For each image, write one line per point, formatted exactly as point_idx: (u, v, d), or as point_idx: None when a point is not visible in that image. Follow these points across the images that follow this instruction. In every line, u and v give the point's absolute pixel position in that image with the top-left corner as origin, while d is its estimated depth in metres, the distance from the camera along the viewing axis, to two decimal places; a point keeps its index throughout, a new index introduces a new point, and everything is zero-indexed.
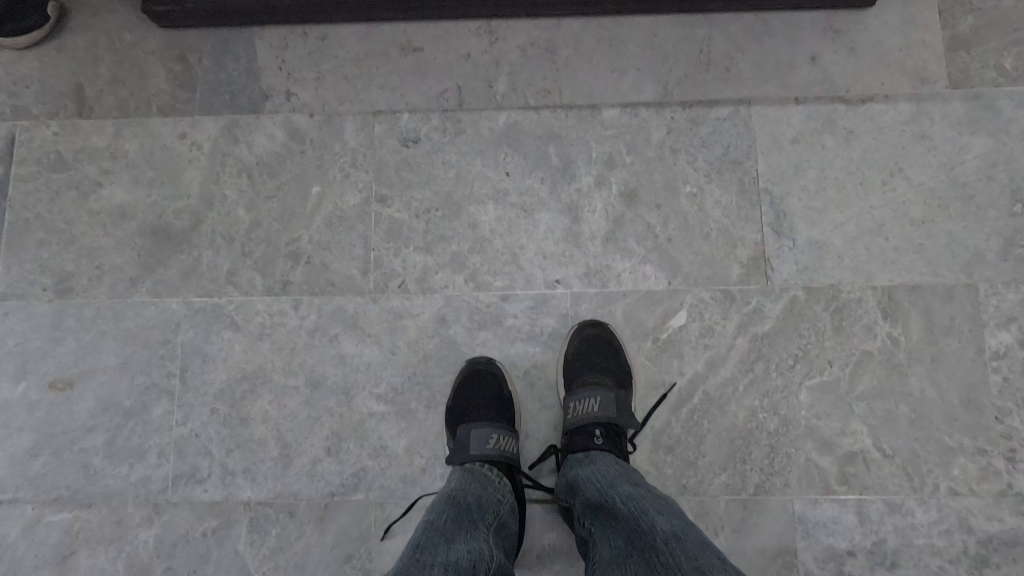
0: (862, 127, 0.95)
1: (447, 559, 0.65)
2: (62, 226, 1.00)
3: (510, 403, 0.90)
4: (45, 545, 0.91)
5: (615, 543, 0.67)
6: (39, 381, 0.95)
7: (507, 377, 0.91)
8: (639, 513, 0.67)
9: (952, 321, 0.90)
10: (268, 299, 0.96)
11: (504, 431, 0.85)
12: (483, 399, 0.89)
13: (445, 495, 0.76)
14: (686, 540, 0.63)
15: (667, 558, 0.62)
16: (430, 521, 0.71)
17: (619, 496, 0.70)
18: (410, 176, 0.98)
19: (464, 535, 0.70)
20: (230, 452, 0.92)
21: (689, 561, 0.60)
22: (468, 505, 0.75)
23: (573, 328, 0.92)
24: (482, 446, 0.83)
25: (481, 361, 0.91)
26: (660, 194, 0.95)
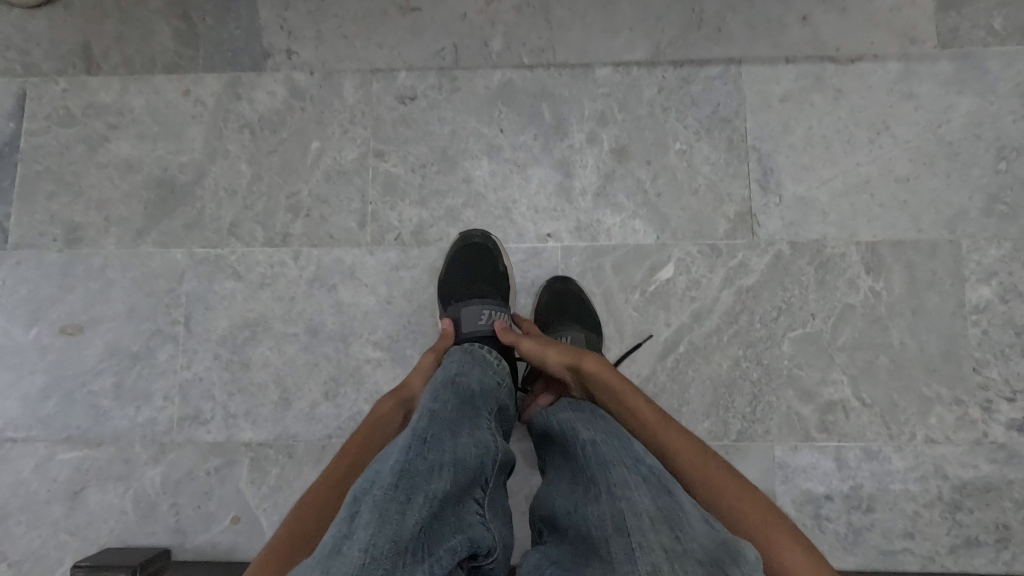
0: (851, 86, 0.97)
1: (455, 458, 0.55)
2: (71, 178, 1.03)
3: (504, 278, 0.93)
4: (57, 482, 0.96)
5: (557, 459, 0.64)
6: (50, 327, 1.00)
7: (501, 253, 0.94)
8: (567, 425, 0.64)
9: (933, 275, 0.92)
10: (269, 250, 0.99)
11: (496, 308, 0.89)
12: (479, 270, 0.92)
13: (445, 380, 0.66)
14: (603, 444, 0.58)
15: (582, 464, 0.58)
16: (432, 411, 0.60)
17: (558, 416, 0.67)
18: (407, 132, 1.01)
19: (469, 424, 0.61)
20: (232, 396, 0.96)
21: (596, 461, 0.57)
22: (470, 392, 0.65)
23: (544, 282, 0.95)
24: (474, 323, 0.87)
25: (477, 235, 0.94)
26: (650, 150, 0.98)
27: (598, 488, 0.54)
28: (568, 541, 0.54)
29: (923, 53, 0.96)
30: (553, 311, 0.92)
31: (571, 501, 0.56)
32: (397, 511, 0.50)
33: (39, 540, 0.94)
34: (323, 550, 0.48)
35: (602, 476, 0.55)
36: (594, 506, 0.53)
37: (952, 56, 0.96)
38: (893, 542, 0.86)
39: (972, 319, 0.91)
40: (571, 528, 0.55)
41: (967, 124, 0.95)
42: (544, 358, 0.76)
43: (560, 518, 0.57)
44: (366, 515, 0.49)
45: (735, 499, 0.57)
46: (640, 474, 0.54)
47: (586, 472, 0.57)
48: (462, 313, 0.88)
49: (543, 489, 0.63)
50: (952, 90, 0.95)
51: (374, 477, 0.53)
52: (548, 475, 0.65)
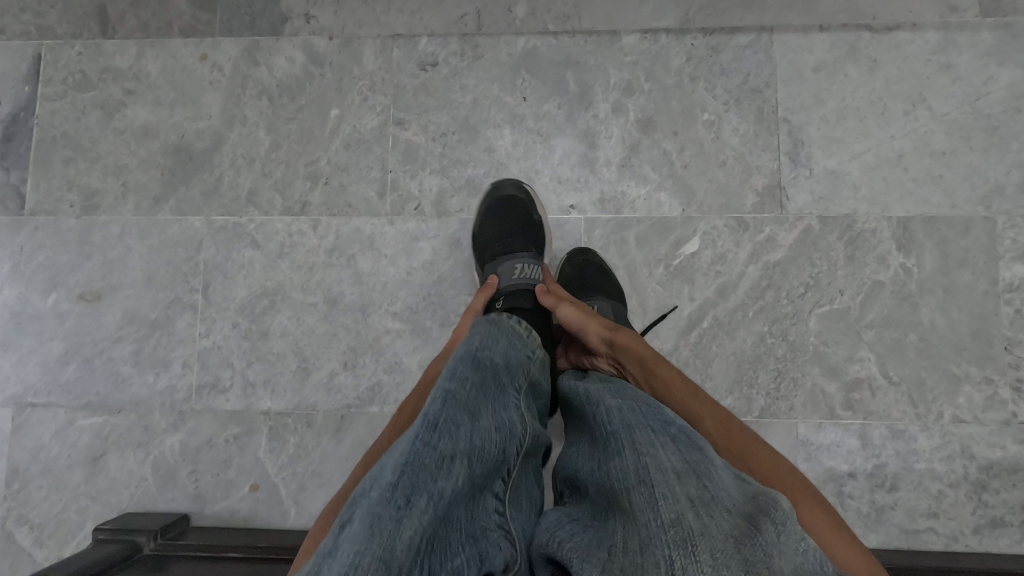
0: (886, 56, 0.93)
1: (469, 446, 0.52)
2: (88, 144, 1.02)
3: (538, 227, 0.92)
4: (77, 447, 0.96)
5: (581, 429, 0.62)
6: (68, 293, 0.99)
7: (532, 202, 0.93)
8: (591, 394, 0.61)
9: (967, 252, 0.89)
10: (287, 219, 0.98)
11: (529, 260, 0.88)
12: (509, 220, 0.91)
13: (465, 353, 0.61)
14: (625, 409, 0.56)
15: (605, 431, 0.55)
16: (447, 392, 0.54)
17: (585, 387, 0.64)
18: (428, 100, 0.99)
19: (490, 404, 0.57)
20: (251, 364, 0.96)
21: (618, 424, 0.54)
22: (493, 367, 0.61)
23: (566, 253, 0.94)
24: (511, 276, 0.87)
25: (507, 184, 0.93)
26: (677, 121, 0.95)
27: (619, 444, 0.52)
28: (594, 506, 0.53)
29: (963, 23, 0.93)
30: (580, 286, 0.90)
31: (594, 461, 0.55)
32: (391, 518, 0.45)
33: (60, 505, 0.95)
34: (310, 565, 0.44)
35: (625, 438, 0.52)
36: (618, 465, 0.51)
37: (994, 26, 0.92)
38: (916, 521, 0.85)
39: (1005, 297, 0.89)
40: (597, 490, 0.53)
41: (1007, 97, 0.92)
42: (579, 325, 0.75)
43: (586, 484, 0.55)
44: (357, 524, 0.45)
45: (758, 463, 0.57)
46: (665, 430, 0.52)
47: (608, 433, 0.54)
48: (499, 267, 0.88)
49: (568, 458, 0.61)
50: (992, 62, 0.92)
51: (378, 472, 0.49)
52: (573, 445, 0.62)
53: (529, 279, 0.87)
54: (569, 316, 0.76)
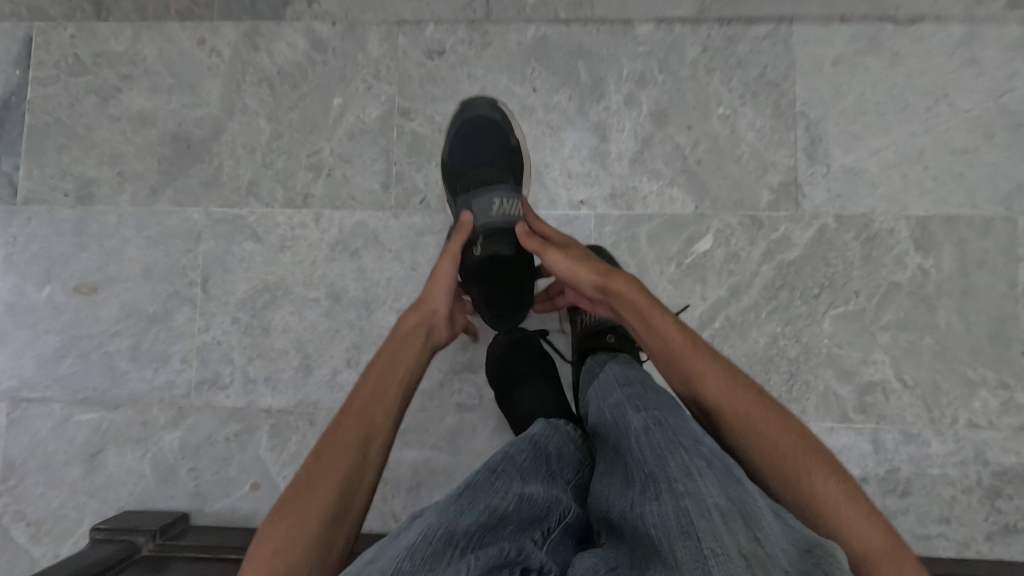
0: (909, 49, 0.90)
1: (522, 491, 0.54)
2: (83, 131, 0.99)
3: (515, 154, 0.87)
4: (75, 443, 0.94)
5: (609, 453, 0.59)
6: (64, 285, 0.97)
7: (507, 125, 0.89)
8: (618, 416, 0.59)
9: (986, 253, 0.87)
10: (289, 212, 0.96)
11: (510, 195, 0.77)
12: (487, 149, 0.86)
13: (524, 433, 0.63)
14: (655, 433, 0.54)
15: (636, 460, 0.53)
16: (507, 452, 0.59)
17: (610, 409, 0.61)
18: (434, 90, 0.96)
19: (544, 479, 0.58)
20: (252, 360, 0.94)
21: (651, 455, 0.52)
22: (548, 453, 0.61)
23: None
24: (487, 212, 0.77)
25: (482, 104, 0.89)
26: (691, 114, 0.92)
27: (658, 485, 0.49)
28: (624, 543, 0.50)
29: (989, 16, 0.90)
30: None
31: (627, 500, 0.51)
32: (455, 510, 0.50)
33: (57, 501, 0.93)
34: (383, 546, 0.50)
35: (660, 472, 0.50)
36: (656, 505, 0.48)
37: (1021, 19, 0.90)
38: (927, 527, 0.84)
39: None
40: (630, 532, 0.49)
41: None
42: (571, 276, 0.69)
43: (616, 521, 0.52)
44: (430, 514, 0.51)
45: (763, 425, 0.56)
46: (702, 457, 0.50)
47: (641, 468, 0.52)
48: (474, 202, 0.79)
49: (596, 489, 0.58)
50: (1017, 57, 0.89)
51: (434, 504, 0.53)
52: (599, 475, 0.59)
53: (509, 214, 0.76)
54: (559, 268, 0.70)
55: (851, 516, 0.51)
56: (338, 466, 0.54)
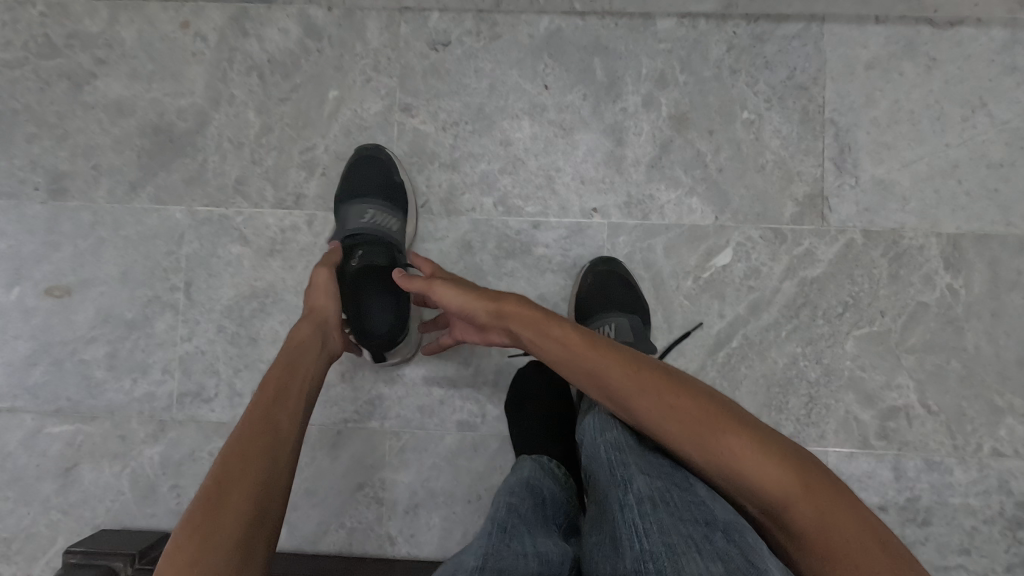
0: (947, 54, 0.85)
1: (537, 550, 0.49)
2: (54, 120, 0.91)
3: (399, 187, 0.85)
4: (47, 457, 0.88)
5: (599, 500, 0.55)
6: (34, 287, 0.90)
7: (392, 162, 0.87)
8: (619, 467, 0.55)
9: (1019, 274, 0.83)
10: (279, 213, 0.89)
11: (379, 205, 0.81)
12: (369, 178, 0.84)
13: (517, 479, 0.61)
14: (661, 511, 0.49)
15: (637, 546, 0.48)
16: (509, 503, 0.56)
17: (610, 454, 0.56)
18: (438, 85, 0.89)
19: (544, 530, 0.54)
20: (239, 372, 0.88)
21: (660, 542, 0.47)
22: (544, 499, 0.59)
23: (584, 265, 0.86)
24: (357, 220, 0.80)
25: (369, 146, 0.87)
26: (714, 119, 0.86)
27: None
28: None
29: None
30: (601, 299, 0.82)
31: None
32: None
33: (28, 519, 0.87)
34: None
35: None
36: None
37: None
38: (947, 558, 0.81)
39: None
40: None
41: None
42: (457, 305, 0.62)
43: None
44: None
45: (670, 398, 0.53)
46: (716, 556, 0.45)
47: (640, 549, 0.47)
48: (346, 216, 0.81)
49: (585, 538, 0.54)
50: None
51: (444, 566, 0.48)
52: (589, 524, 0.55)
53: (376, 222, 0.80)
54: (448, 301, 0.61)
55: (765, 466, 0.49)
56: (243, 478, 0.48)
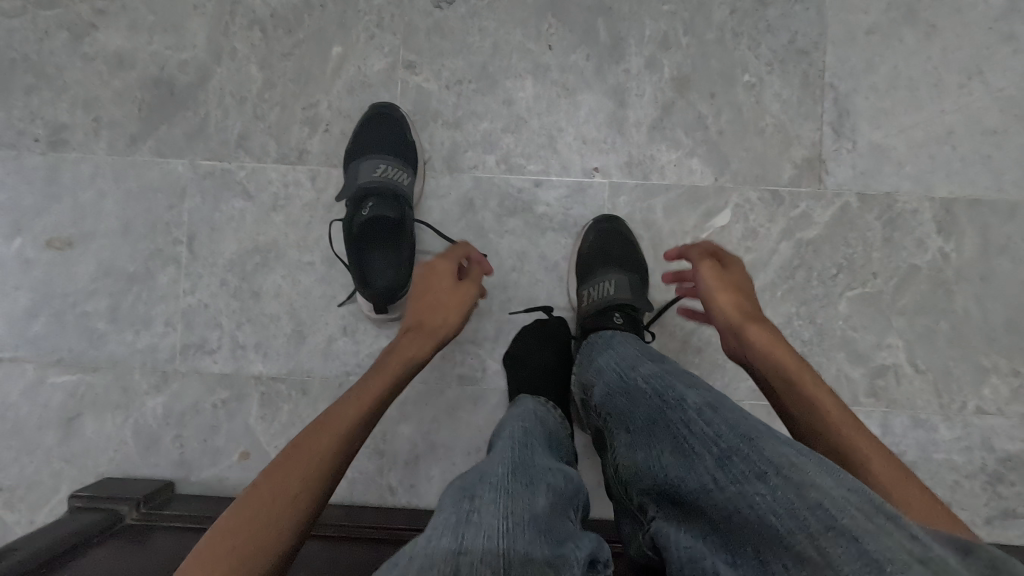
0: (946, 21, 0.86)
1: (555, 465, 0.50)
2: (53, 71, 0.90)
3: (412, 146, 0.86)
4: (49, 407, 0.88)
5: (641, 421, 0.52)
6: (35, 239, 0.89)
7: (406, 121, 0.87)
8: (660, 388, 0.53)
9: (1008, 239, 0.85)
10: (282, 168, 0.89)
11: (392, 162, 0.82)
12: (384, 137, 0.85)
13: (529, 416, 0.61)
14: (724, 415, 0.46)
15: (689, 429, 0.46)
16: (525, 428, 0.57)
17: (652, 383, 0.54)
18: (442, 43, 0.89)
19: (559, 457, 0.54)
20: (241, 326, 0.89)
21: (736, 435, 0.43)
22: (554, 438, 0.59)
23: (585, 224, 0.87)
24: (369, 175, 0.81)
25: (384, 104, 0.88)
26: (715, 81, 0.87)
27: (731, 450, 0.42)
28: (707, 520, 0.40)
29: None
30: (602, 257, 0.83)
31: (673, 466, 0.45)
32: (523, 489, 0.44)
33: (31, 468, 0.88)
34: (442, 521, 0.40)
35: (735, 440, 0.43)
36: (761, 489, 0.39)
37: None
38: None
39: None
40: (715, 512, 0.40)
41: None
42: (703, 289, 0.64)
43: (688, 498, 0.43)
44: (490, 491, 0.43)
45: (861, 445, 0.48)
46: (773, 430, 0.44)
47: (702, 433, 0.45)
48: (357, 170, 0.82)
49: (630, 457, 0.51)
50: None
51: (470, 480, 0.45)
52: (630, 442, 0.52)
53: (389, 180, 0.81)
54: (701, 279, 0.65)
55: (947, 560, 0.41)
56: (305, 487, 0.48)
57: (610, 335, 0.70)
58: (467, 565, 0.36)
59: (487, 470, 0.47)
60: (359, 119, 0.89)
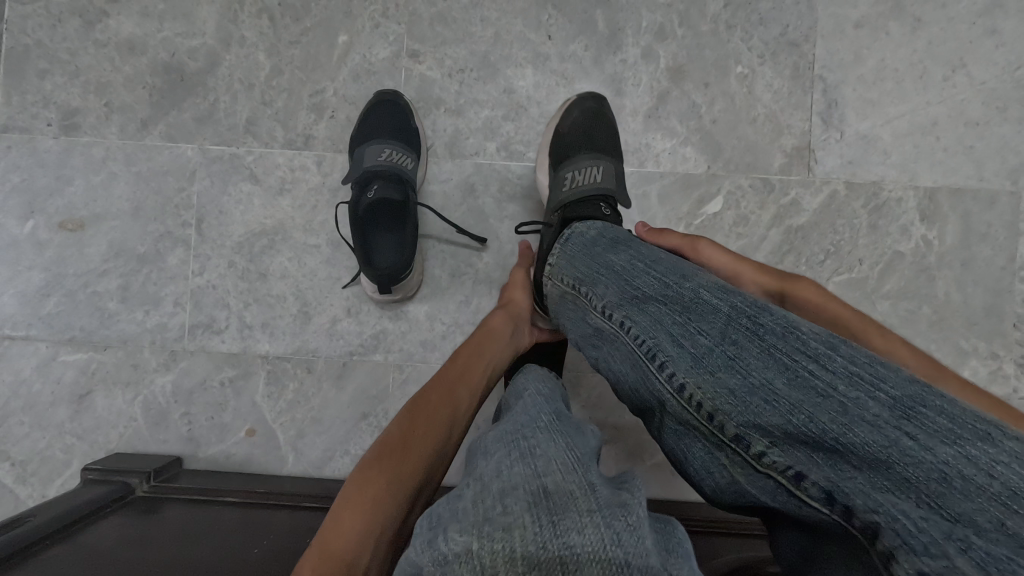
0: (932, 15, 0.89)
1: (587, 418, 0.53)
2: (65, 57, 0.92)
3: (415, 131, 0.89)
4: (61, 383, 0.91)
5: (733, 348, 0.45)
6: (48, 220, 0.92)
7: (410, 108, 0.90)
8: (674, 278, 0.53)
9: (988, 226, 0.89)
10: (289, 153, 0.92)
11: (397, 145, 0.85)
12: (388, 122, 0.88)
13: (540, 377, 0.63)
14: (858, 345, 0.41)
15: (723, 322, 0.47)
16: (546, 388, 0.59)
17: (731, 303, 0.48)
18: (445, 32, 0.91)
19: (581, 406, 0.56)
20: (248, 306, 0.91)
21: (908, 381, 0.37)
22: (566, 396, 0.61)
23: (573, 98, 0.89)
24: (375, 159, 0.84)
25: (388, 92, 0.90)
26: (709, 72, 0.90)
27: (772, 343, 0.43)
28: (898, 476, 0.34)
29: None
30: (583, 139, 0.85)
31: (703, 361, 0.46)
32: (574, 434, 0.47)
33: (43, 442, 0.90)
34: (503, 453, 0.42)
35: (777, 335, 0.44)
36: (993, 452, 0.32)
37: None
38: None
39: (1021, 274, 0.88)
40: (878, 452, 0.35)
41: None
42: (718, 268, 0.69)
43: (860, 450, 0.36)
44: (542, 433, 0.45)
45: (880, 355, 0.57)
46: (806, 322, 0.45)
47: (743, 327, 0.46)
48: (363, 153, 0.85)
49: (716, 385, 0.44)
50: None
51: (515, 423, 0.48)
52: (714, 369, 0.45)
53: (394, 163, 0.84)
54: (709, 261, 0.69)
55: None
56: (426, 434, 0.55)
57: (611, 234, 0.65)
58: (553, 485, 0.38)
59: (529, 416, 0.49)
60: (363, 106, 0.92)
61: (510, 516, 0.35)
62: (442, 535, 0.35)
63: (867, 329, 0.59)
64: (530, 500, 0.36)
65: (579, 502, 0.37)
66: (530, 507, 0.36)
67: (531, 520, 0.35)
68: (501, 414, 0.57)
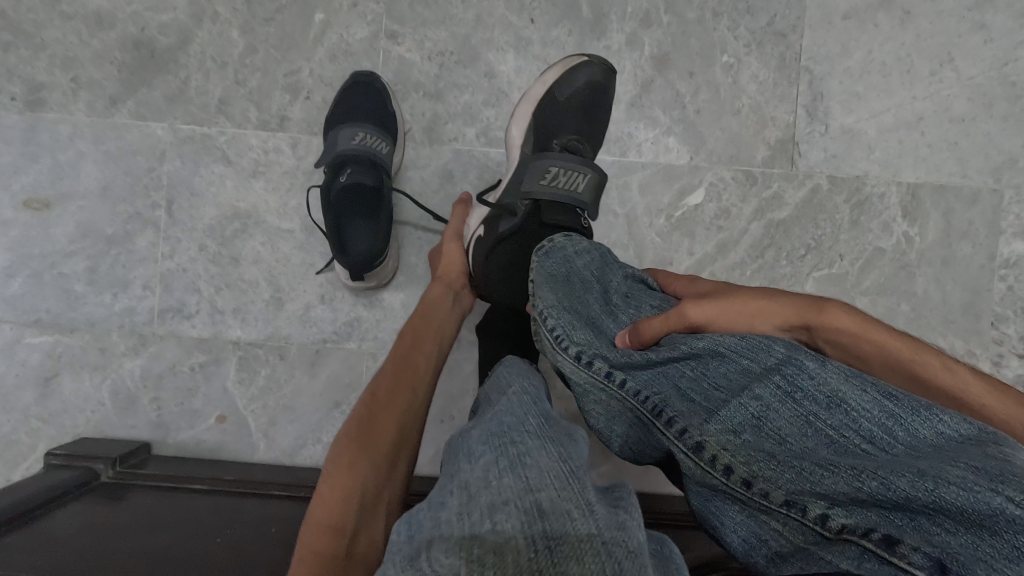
0: (921, 8, 0.88)
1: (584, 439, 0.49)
2: (30, 29, 0.89)
3: (393, 116, 0.86)
4: (26, 366, 0.89)
5: (758, 406, 0.44)
6: (11, 199, 0.89)
7: (388, 92, 0.87)
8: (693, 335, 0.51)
9: (970, 224, 0.88)
10: (262, 134, 0.90)
11: (372, 129, 0.82)
12: (364, 106, 0.86)
13: (519, 373, 0.60)
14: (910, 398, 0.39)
15: (754, 384, 0.45)
16: (529, 389, 0.55)
17: (764, 360, 0.46)
18: (426, 13, 0.89)
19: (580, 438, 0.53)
20: (219, 291, 0.90)
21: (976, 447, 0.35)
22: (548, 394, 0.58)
23: (588, 60, 0.83)
24: (348, 142, 0.82)
25: (363, 74, 0.87)
26: (694, 61, 0.88)
27: (810, 407, 0.42)
28: (1006, 545, 0.30)
29: None
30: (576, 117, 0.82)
31: (735, 420, 0.44)
32: (570, 450, 0.43)
33: (7, 426, 0.89)
34: (490, 459, 0.40)
35: (812, 399, 0.42)
36: None
37: None
38: None
39: (1000, 273, 0.88)
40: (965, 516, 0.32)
41: None
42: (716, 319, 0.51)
43: (948, 512, 0.32)
44: (533, 439, 0.43)
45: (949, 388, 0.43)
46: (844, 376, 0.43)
47: (775, 390, 0.44)
48: (337, 134, 0.83)
49: (748, 448, 0.42)
50: None
51: (500, 426, 0.46)
52: (740, 430, 0.43)
53: (368, 147, 0.82)
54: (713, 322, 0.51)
55: None
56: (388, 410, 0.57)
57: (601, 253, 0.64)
58: (547, 500, 0.36)
59: (516, 419, 0.47)
60: (340, 87, 0.89)
61: (504, 539, 0.33)
62: (426, 555, 0.33)
63: (926, 360, 0.44)
64: (523, 519, 0.34)
65: (578, 523, 0.35)
66: (524, 529, 0.34)
67: (525, 543, 0.33)
68: (484, 410, 0.55)
